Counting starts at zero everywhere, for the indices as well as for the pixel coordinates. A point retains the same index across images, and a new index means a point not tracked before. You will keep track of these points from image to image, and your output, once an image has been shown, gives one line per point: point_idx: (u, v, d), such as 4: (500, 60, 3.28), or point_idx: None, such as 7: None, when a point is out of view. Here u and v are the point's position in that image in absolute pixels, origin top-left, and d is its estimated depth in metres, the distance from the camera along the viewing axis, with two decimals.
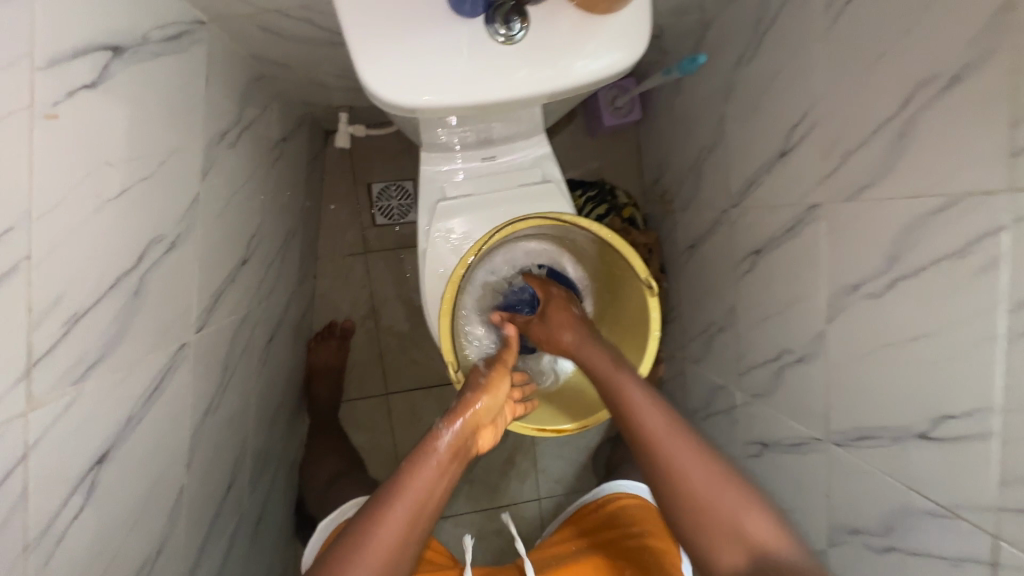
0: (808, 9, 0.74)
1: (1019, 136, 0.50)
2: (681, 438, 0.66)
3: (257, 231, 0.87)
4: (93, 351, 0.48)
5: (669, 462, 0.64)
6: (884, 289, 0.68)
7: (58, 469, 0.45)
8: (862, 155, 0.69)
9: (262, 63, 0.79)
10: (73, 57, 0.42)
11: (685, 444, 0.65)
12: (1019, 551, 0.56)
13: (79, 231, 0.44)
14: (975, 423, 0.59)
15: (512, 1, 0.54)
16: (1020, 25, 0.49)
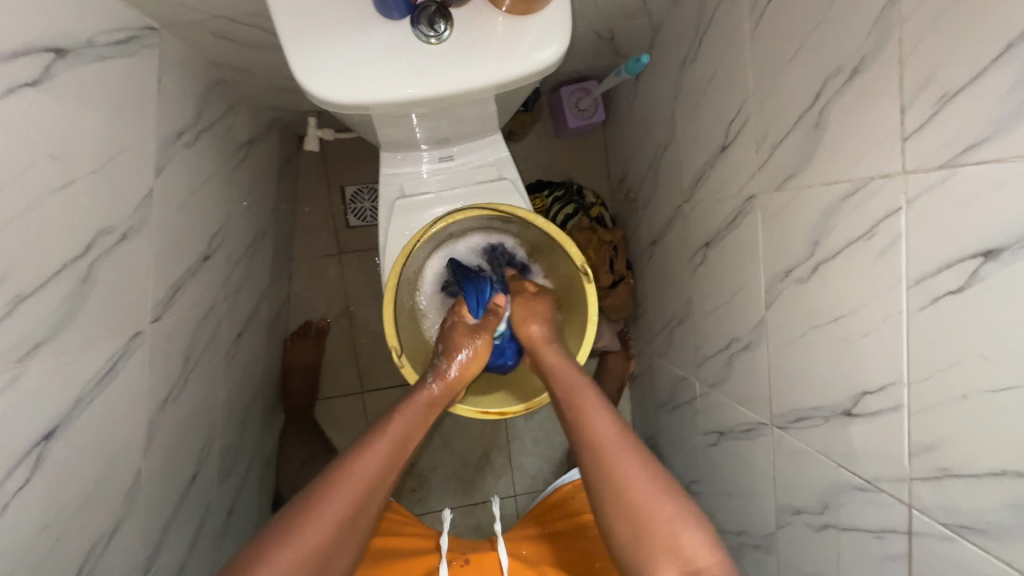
0: (738, 11, 0.78)
1: (907, 122, 0.54)
2: (632, 452, 0.64)
3: (220, 229, 0.90)
4: (37, 332, 0.51)
5: (618, 483, 0.62)
6: (809, 273, 0.71)
7: (1, 442, 0.48)
8: (786, 146, 0.73)
9: (221, 68, 0.83)
10: (14, 58, 0.46)
11: (635, 457, 0.64)
12: (929, 517, 0.58)
13: (21, 219, 0.47)
14: (887, 397, 0.61)
15: (436, 4, 0.58)
16: (902, 18, 0.53)
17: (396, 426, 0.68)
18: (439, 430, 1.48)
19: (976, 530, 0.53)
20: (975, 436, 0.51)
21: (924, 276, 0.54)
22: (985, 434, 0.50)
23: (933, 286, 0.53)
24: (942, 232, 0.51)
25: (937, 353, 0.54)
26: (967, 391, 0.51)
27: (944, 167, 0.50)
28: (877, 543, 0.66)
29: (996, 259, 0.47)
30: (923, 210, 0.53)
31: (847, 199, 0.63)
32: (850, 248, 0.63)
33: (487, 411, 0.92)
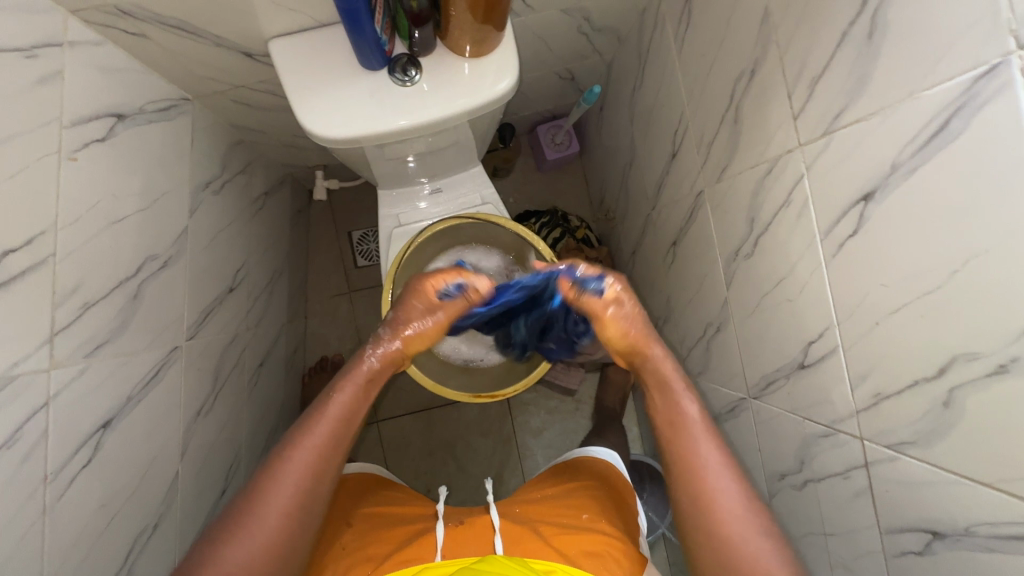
0: (666, 39, 0.93)
1: (794, 104, 0.65)
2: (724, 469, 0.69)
3: (241, 265, 1.03)
4: (100, 335, 0.63)
5: (708, 503, 0.67)
6: (752, 247, 0.81)
7: (74, 421, 0.59)
8: (718, 142, 0.85)
9: (241, 130, 0.99)
10: (90, 121, 0.61)
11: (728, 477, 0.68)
12: (878, 444, 0.64)
13: (92, 241, 0.61)
14: (825, 342, 0.69)
15: (406, 57, 0.73)
16: (774, 25, 0.66)
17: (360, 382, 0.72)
18: (453, 454, 1.51)
19: (909, 444, 0.59)
20: (891, 358, 0.58)
21: (830, 227, 0.64)
22: (896, 354, 0.58)
23: (838, 234, 0.62)
24: (834, 188, 0.62)
25: (851, 291, 0.62)
26: (877, 317, 0.59)
27: (825, 134, 0.61)
28: (846, 484, 0.71)
29: (872, 201, 0.56)
30: (819, 173, 0.63)
31: (767, 176, 0.73)
32: (777, 219, 0.73)
33: (481, 395, 1.02)
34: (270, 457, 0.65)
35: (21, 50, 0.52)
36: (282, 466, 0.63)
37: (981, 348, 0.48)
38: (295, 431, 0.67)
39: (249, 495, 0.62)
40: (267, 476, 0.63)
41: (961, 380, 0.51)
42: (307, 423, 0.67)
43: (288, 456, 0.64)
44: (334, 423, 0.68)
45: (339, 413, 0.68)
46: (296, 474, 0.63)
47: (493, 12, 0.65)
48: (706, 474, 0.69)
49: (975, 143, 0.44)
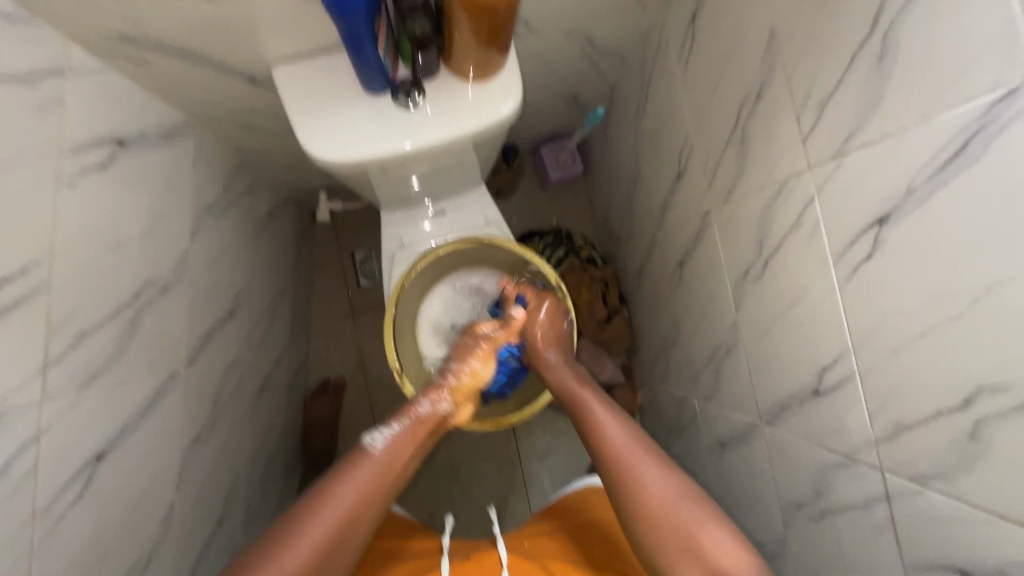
0: (670, 61, 0.93)
1: (803, 126, 0.64)
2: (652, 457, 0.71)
3: (243, 288, 1.02)
4: (95, 364, 0.61)
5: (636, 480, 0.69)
6: (762, 270, 0.79)
7: (66, 454, 0.57)
8: (724, 163, 0.84)
9: (244, 153, 0.99)
10: (91, 148, 0.60)
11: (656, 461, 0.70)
12: (900, 477, 0.61)
13: (89, 268, 0.60)
14: (841, 368, 0.66)
15: (410, 79, 0.71)
16: (780, 48, 0.65)
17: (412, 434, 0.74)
18: (457, 480, 1.48)
19: (934, 477, 0.56)
20: (911, 386, 0.56)
21: (843, 251, 0.62)
22: (917, 383, 0.55)
23: (852, 258, 0.61)
24: (847, 211, 0.60)
25: (867, 317, 0.60)
26: (896, 344, 0.57)
27: (836, 156, 0.60)
28: (867, 517, 0.68)
29: (887, 225, 0.55)
30: (830, 197, 0.62)
31: (776, 198, 0.72)
32: (787, 241, 0.72)
33: (484, 422, 0.98)
34: (307, 500, 0.64)
35: (23, 78, 0.52)
36: (322, 510, 0.62)
37: (1009, 379, 0.46)
38: (341, 472, 0.67)
39: (279, 533, 0.61)
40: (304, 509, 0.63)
41: (989, 412, 0.48)
42: (351, 468, 0.67)
43: (326, 500, 0.63)
44: (378, 476, 0.67)
45: (386, 466, 0.68)
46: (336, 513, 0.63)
47: (497, 35, 0.64)
48: (631, 459, 0.71)
49: (995, 167, 0.43)
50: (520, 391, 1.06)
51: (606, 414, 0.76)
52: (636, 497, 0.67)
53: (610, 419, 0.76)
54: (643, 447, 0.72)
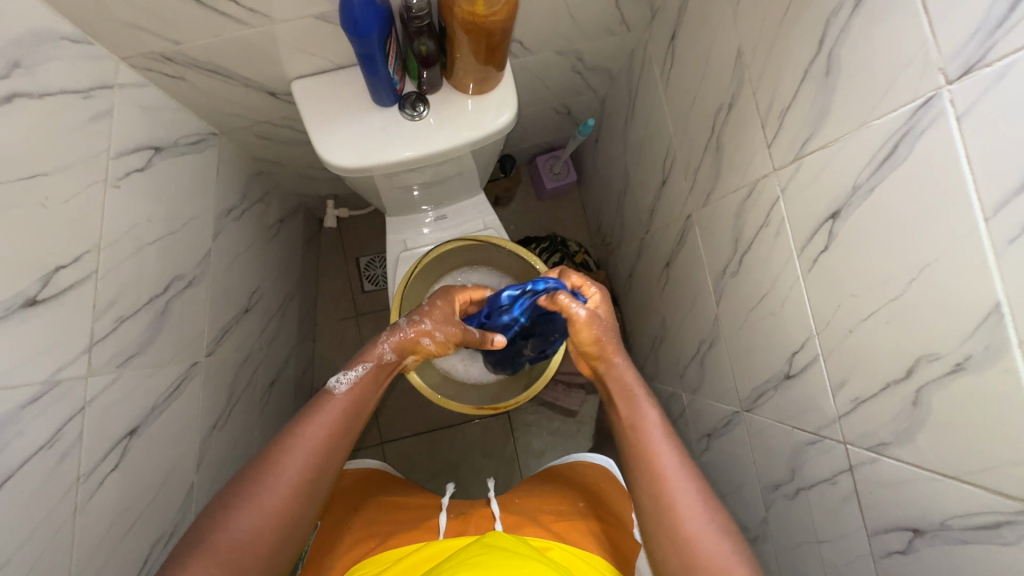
0: (653, 76, 1.01)
1: (768, 133, 0.72)
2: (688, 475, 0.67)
3: (256, 288, 1.09)
4: (131, 347, 0.68)
5: (667, 500, 0.65)
6: (738, 266, 0.86)
7: (105, 427, 0.63)
8: (703, 169, 0.91)
9: (260, 161, 1.07)
10: (132, 153, 0.68)
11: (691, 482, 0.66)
12: (860, 447, 0.67)
13: (128, 261, 0.67)
14: (807, 351, 0.73)
15: (416, 94, 0.80)
16: (747, 64, 0.73)
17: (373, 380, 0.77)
18: (457, 476, 1.53)
19: (887, 445, 0.62)
20: (864, 363, 0.63)
21: (805, 244, 0.69)
22: (870, 359, 0.62)
23: (812, 250, 0.68)
24: (806, 208, 0.67)
25: (827, 302, 0.67)
26: (851, 325, 0.64)
27: (795, 159, 0.67)
28: (834, 489, 0.74)
29: (839, 219, 0.62)
30: (792, 196, 0.69)
31: (747, 199, 0.80)
32: (759, 237, 0.79)
33: (482, 408, 1.05)
34: (276, 442, 0.66)
35: (79, 92, 0.59)
36: (295, 447, 0.66)
37: (941, 349, 0.52)
38: (306, 414, 0.70)
39: (255, 471, 0.63)
40: (276, 446, 0.66)
41: (927, 380, 0.55)
42: (315, 411, 0.70)
43: (297, 439, 0.66)
44: (341, 414, 0.71)
45: (349, 405, 0.72)
46: (307, 450, 0.66)
47: (494, 53, 0.72)
48: (668, 477, 0.67)
49: (919, 165, 0.50)
50: (516, 381, 1.12)
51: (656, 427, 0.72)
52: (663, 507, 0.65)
53: (659, 436, 0.71)
54: (663, 430, 0.73)
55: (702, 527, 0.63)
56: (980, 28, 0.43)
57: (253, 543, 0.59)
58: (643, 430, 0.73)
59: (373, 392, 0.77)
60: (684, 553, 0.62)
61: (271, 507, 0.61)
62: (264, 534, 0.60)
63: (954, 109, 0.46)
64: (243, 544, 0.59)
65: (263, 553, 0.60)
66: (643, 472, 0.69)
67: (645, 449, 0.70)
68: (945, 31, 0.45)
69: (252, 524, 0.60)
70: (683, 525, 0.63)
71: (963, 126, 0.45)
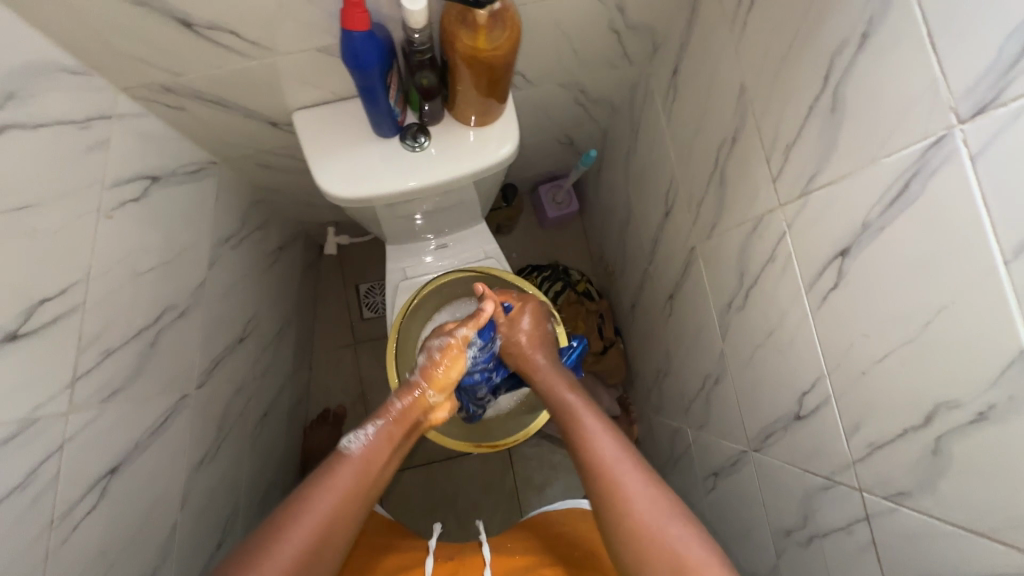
0: (655, 108, 1.01)
1: (772, 169, 0.71)
2: (636, 468, 0.70)
3: (251, 316, 1.08)
4: (116, 382, 0.65)
5: (617, 495, 0.68)
6: (743, 300, 0.84)
7: (84, 466, 0.61)
8: (706, 202, 0.90)
9: (260, 189, 1.06)
10: (128, 183, 0.67)
11: (638, 475, 0.69)
12: (876, 495, 0.63)
13: (117, 291, 0.65)
14: (818, 392, 0.70)
15: (416, 125, 0.80)
16: (751, 99, 0.73)
17: (382, 443, 0.73)
18: (455, 512, 1.48)
19: (904, 496, 0.59)
20: (878, 406, 0.60)
21: (813, 281, 0.67)
22: (885, 403, 0.59)
23: (821, 287, 0.66)
24: (814, 245, 0.66)
25: (838, 340, 0.64)
26: (863, 367, 0.61)
27: (801, 195, 0.66)
28: (849, 538, 0.70)
29: (848, 256, 0.60)
30: (799, 232, 0.68)
31: (752, 234, 0.78)
32: (764, 272, 0.77)
33: (479, 445, 1.02)
34: (287, 505, 0.64)
35: (77, 122, 0.58)
36: (307, 511, 0.63)
37: (961, 396, 0.50)
38: (319, 476, 0.67)
39: (260, 540, 0.60)
40: (282, 516, 0.63)
41: (946, 428, 0.52)
42: (328, 475, 0.67)
43: (307, 506, 0.63)
44: (355, 482, 0.68)
45: (364, 468, 0.70)
46: (316, 517, 0.63)
47: (496, 87, 0.71)
48: (615, 471, 0.70)
49: (931, 206, 0.49)
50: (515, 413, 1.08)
51: (592, 418, 0.77)
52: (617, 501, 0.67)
53: (597, 427, 0.76)
54: (603, 423, 0.77)
55: (659, 524, 0.65)
56: (992, 67, 0.41)
57: None
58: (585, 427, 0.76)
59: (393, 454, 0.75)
60: None
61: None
62: None
63: (967, 149, 0.44)
64: None
65: None
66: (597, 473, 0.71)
67: (586, 444, 0.74)
68: (955, 71, 0.44)
69: None
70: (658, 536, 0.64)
71: (978, 167, 0.44)
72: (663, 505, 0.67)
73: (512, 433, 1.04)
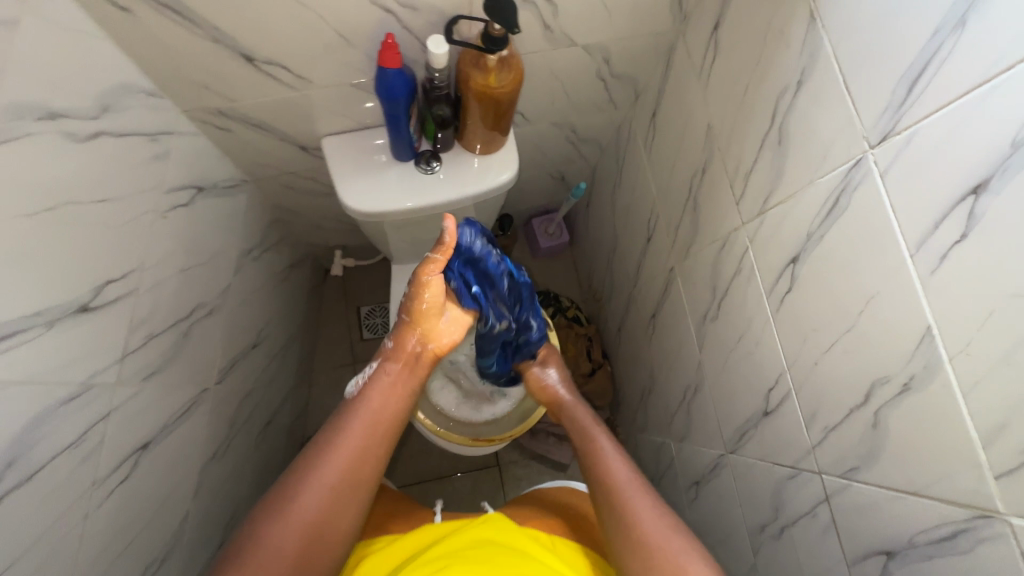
0: (638, 146, 1.15)
1: (736, 193, 0.83)
2: (644, 494, 0.77)
3: (264, 326, 1.15)
4: (154, 364, 0.72)
5: (626, 516, 0.74)
6: (716, 311, 0.94)
7: (124, 436, 0.67)
8: (683, 226, 1.02)
9: (280, 209, 1.16)
10: (179, 191, 0.76)
11: (645, 500, 0.76)
12: (832, 475, 0.72)
13: (163, 283, 0.73)
14: (781, 387, 0.79)
15: (430, 151, 0.91)
16: (717, 136, 0.86)
17: (387, 386, 0.83)
18: None
19: (854, 471, 0.67)
20: (829, 391, 0.69)
21: (772, 287, 0.78)
22: (833, 388, 0.68)
23: (778, 291, 0.76)
24: (771, 255, 0.77)
25: (795, 337, 0.74)
26: (815, 358, 0.71)
27: (760, 213, 0.78)
28: (814, 522, 0.77)
29: (798, 262, 0.71)
30: (759, 246, 0.79)
31: (722, 250, 0.89)
32: (733, 284, 0.88)
33: (478, 440, 1.08)
34: (311, 448, 0.75)
35: (148, 134, 0.69)
36: (330, 448, 0.74)
37: (890, 373, 0.59)
38: (337, 419, 0.78)
39: (295, 477, 0.72)
40: (309, 456, 0.73)
41: (882, 402, 0.61)
42: (346, 418, 0.78)
43: (331, 444, 0.74)
44: (370, 417, 0.78)
45: (377, 408, 0.80)
46: (341, 450, 0.74)
47: (501, 119, 0.83)
48: (627, 495, 0.77)
49: (856, 214, 0.60)
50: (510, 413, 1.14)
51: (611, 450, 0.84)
52: (623, 519, 0.74)
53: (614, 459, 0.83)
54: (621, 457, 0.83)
55: (661, 540, 0.70)
56: (889, 105, 0.54)
57: (298, 535, 0.67)
58: (602, 459, 0.83)
59: (405, 395, 0.84)
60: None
61: (313, 503, 0.69)
62: (306, 524, 0.67)
63: (878, 167, 0.56)
64: (292, 536, 0.66)
65: (306, 544, 0.67)
66: (609, 494, 0.78)
67: (601, 472, 0.81)
68: (865, 108, 0.57)
69: (297, 516, 0.68)
70: (652, 550, 0.70)
71: (886, 181, 0.55)
72: (665, 526, 0.72)
73: (507, 429, 1.10)
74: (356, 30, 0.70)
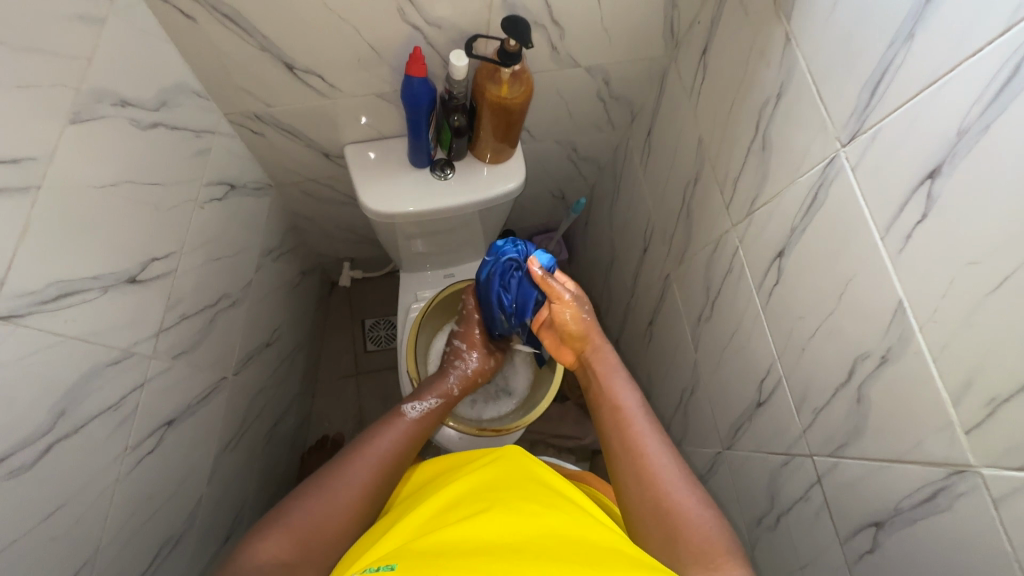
0: (634, 163, 1.24)
1: (725, 199, 0.91)
2: (667, 454, 0.73)
3: (276, 328, 1.19)
4: (183, 345, 0.77)
5: (644, 472, 0.71)
6: (710, 310, 1.00)
7: (154, 409, 0.70)
8: (677, 234, 1.09)
9: (297, 217, 1.22)
10: (215, 187, 0.83)
11: (668, 459, 0.72)
12: (822, 455, 0.76)
13: (196, 269, 0.79)
14: (772, 377, 0.85)
15: (444, 160, 0.99)
16: (707, 147, 0.94)
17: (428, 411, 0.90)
18: None
19: (842, 448, 0.72)
20: (816, 374, 0.75)
21: (761, 281, 0.84)
22: (820, 370, 0.74)
23: (767, 284, 0.83)
24: (759, 252, 0.84)
25: (783, 325, 0.80)
26: (803, 344, 0.76)
27: (748, 214, 0.85)
28: (807, 505, 0.81)
29: (784, 256, 0.78)
30: (748, 244, 0.86)
31: (714, 252, 0.96)
32: (725, 283, 0.94)
33: (484, 429, 1.07)
34: (352, 446, 0.78)
35: (194, 131, 0.76)
36: (370, 449, 0.78)
37: (869, 348, 0.65)
38: (380, 426, 0.83)
39: (334, 467, 0.74)
40: (352, 451, 0.77)
41: (863, 377, 0.67)
42: (390, 427, 0.83)
43: (373, 445, 0.78)
44: (411, 432, 0.84)
45: (417, 426, 0.86)
46: (382, 453, 0.78)
47: (512, 128, 0.91)
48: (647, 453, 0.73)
49: (832, 206, 0.67)
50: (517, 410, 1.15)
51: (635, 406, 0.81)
52: (638, 475, 0.71)
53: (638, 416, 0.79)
54: (645, 415, 0.79)
55: (679, 499, 0.67)
56: (856, 108, 0.62)
57: (328, 522, 0.68)
58: (625, 413, 0.80)
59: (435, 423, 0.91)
60: (667, 541, 0.64)
61: (348, 494, 0.71)
62: (340, 515, 0.69)
63: (849, 162, 0.64)
64: (314, 522, 0.67)
65: (330, 532, 0.67)
66: (625, 445, 0.75)
67: (624, 428, 0.78)
68: (836, 112, 0.65)
69: (332, 503, 0.69)
70: (668, 512, 0.66)
71: (857, 173, 0.63)
72: (684, 484, 0.69)
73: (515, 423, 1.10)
74: (386, 44, 0.78)
